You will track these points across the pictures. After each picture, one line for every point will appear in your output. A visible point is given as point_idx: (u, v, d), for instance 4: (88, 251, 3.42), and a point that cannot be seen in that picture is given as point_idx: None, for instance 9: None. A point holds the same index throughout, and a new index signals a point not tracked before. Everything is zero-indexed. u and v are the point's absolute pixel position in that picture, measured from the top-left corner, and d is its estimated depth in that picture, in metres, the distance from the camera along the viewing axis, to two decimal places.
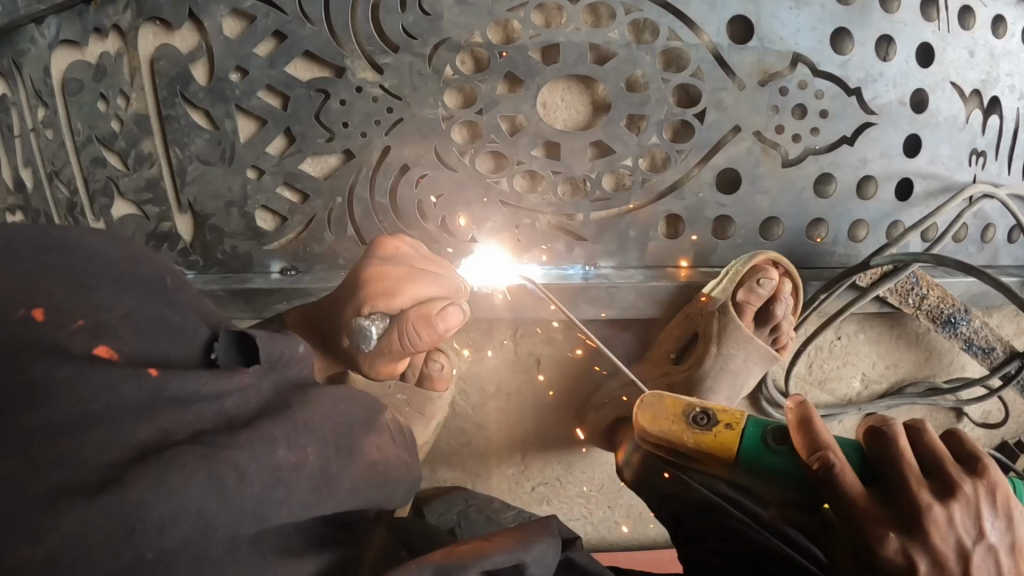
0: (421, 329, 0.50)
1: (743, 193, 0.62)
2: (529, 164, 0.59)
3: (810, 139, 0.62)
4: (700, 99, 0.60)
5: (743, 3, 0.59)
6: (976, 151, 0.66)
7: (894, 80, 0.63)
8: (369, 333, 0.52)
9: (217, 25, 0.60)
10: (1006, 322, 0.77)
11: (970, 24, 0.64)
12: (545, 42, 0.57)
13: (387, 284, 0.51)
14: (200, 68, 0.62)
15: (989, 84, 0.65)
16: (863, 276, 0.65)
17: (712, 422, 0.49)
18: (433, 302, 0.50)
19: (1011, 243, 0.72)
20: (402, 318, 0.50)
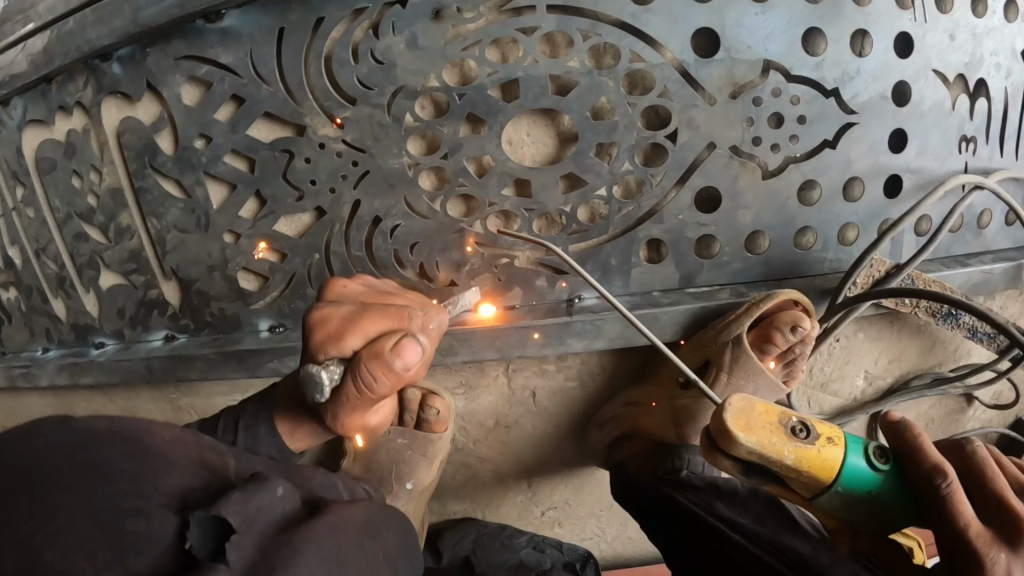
0: (376, 370, 0.44)
1: (724, 209, 0.61)
2: (502, 205, 0.58)
3: (788, 147, 0.60)
4: (670, 120, 0.58)
5: (706, 14, 0.57)
6: (964, 137, 0.64)
7: (872, 76, 0.61)
8: (322, 384, 0.46)
9: (177, 95, 0.59)
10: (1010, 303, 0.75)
11: (948, 7, 0.61)
12: (504, 78, 0.55)
13: (332, 327, 0.47)
14: (166, 137, 0.62)
15: (974, 67, 0.62)
16: (852, 285, 0.63)
17: (812, 435, 0.46)
18: (383, 340, 0.45)
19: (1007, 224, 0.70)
20: (355, 361, 0.45)
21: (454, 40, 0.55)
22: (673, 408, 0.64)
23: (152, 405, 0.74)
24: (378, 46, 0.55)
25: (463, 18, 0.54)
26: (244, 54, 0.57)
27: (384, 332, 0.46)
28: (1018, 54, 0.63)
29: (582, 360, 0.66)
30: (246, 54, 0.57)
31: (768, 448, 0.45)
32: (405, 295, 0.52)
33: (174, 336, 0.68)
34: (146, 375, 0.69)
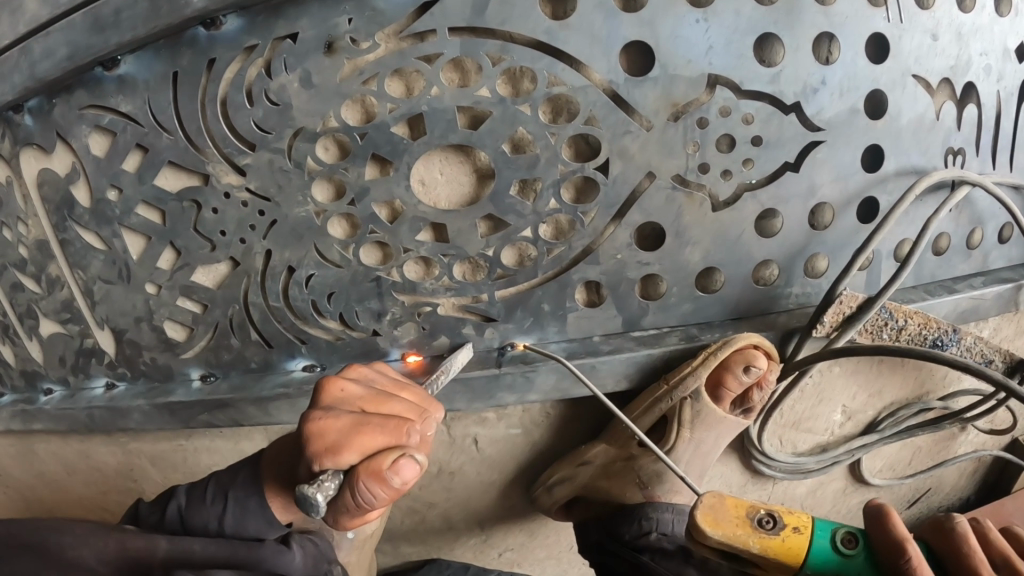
0: (375, 487, 0.42)
1: (669, 247, 0.54)
2: (417, 251, 0.54)
3: (741, 173, 0.53)
4: (600, 150, 0.52)
5: (636, 26, 0.49)
6: (952, 149, 0.59)
7: (837, 87, 0.53)
8: (315, 505, 0.41)
9: (84, 145, 0.57)
10: (1005, 324, 0.73)
11: (928, 3, 0.55)
12: (408, 114, 0.51)
13: (329, 438, 0.45)
14: (81, 188, 0.59)
15: (960, 70, 0.57)
16: (821, 325, 0.56)
17: (779, 525, 0.45)
18: (383, 455, 0.43)
19: (999, 243, 0.66)
20: (352, 476, 0.42)
21: (351, 75, 0.51)
22: (631, 467, 0.59)
23: (105, 449, 0.73)
24: (271, 86, 0.51)
25: (359, 50, 0.50)
26: (142, 102, 0.54)
27: (385, 445, 0.44)
28: (1010, 54, 0.59)
29: (524, 408, 0.61)
30: (144, 102, 0.54)
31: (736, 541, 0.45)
32: (407, 394, 0.50)
33: (114, 384, 0.67)
34: (90, 424, 0.68)
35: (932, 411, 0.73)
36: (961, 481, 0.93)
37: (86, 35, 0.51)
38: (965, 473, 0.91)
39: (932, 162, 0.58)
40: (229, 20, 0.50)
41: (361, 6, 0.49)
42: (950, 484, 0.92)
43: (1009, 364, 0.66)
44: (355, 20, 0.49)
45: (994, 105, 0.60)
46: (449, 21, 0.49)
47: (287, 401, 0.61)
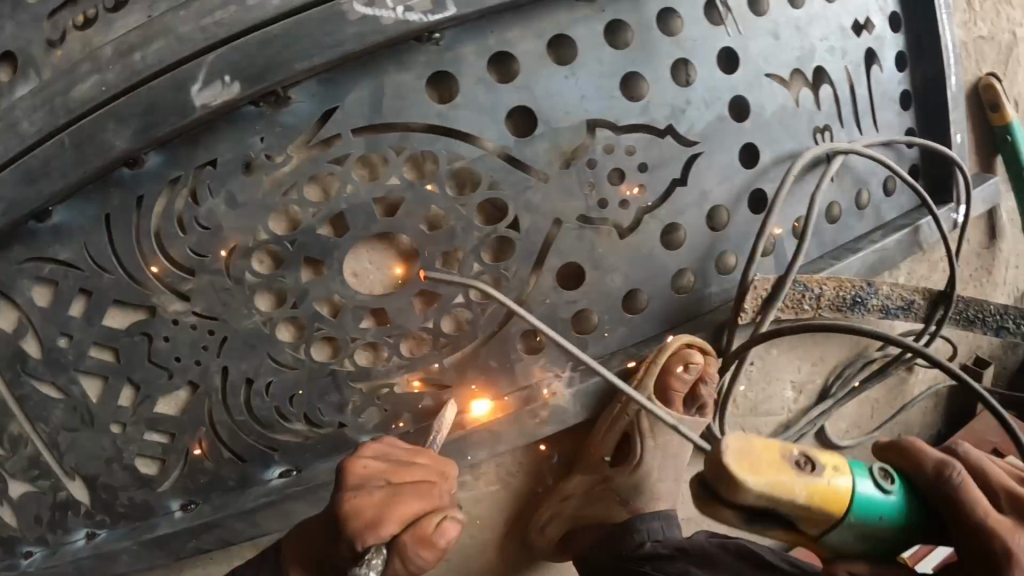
0: (422, 552, 0.48)
1: (591, 280, 0.57)
2: (364, 338, 0.58)
3: (638, 199, 0.57)
4: (508, 210, 0.54)
5: (516, 92, 0.53)
6: (818, 128, 0.66)
7: (702, 102, 0.58)
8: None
9: (29, 298, 0.57)
10: (916, 266, 0.82)
11: (763, 9, 0.61)
12: (329, 214, 0.55)
13: (371, 515, 0.47)
14: (31, 341, 0.59)
15: (807, 59, 0.64)
16: (744, 311, 0.61)
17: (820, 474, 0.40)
18: (424, 522, 0.48)
19: (887, 197, 0.74)
20: (399, 546, 0.47)
21: (273, 188, 0.54)
22: (608, 488, 0.63)
23: None
24: (200, 212, 0.55)
25: (275, 164, 0.54)
26: (80, 247, 0.56)
27: (420, 511, 0.49)
28: (846, 32, 0.67)
29: (499, 458, 0.65)
30: (83, 247, 0.56)
31: (780, 487, 0.39)
32: (426, 457, 0.52)
33: (95, 533, 0.65)
34: None
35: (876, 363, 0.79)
36: (926, 419, 1.00)
37: (19, 190, 0.52)
38: (921, 410, 0.99)
39: (802, 144, 0.65)
40: (150, 157, 0.53)
41: (269, 124, 0.53)
42: (916, 425, 0.99)
43: (931, 298, 0.74)
44: (266, 137, 0.53)
45: (845, 82, 0.67)
46: (350, 122, 0.53)
47: (273, 508, 0.63)
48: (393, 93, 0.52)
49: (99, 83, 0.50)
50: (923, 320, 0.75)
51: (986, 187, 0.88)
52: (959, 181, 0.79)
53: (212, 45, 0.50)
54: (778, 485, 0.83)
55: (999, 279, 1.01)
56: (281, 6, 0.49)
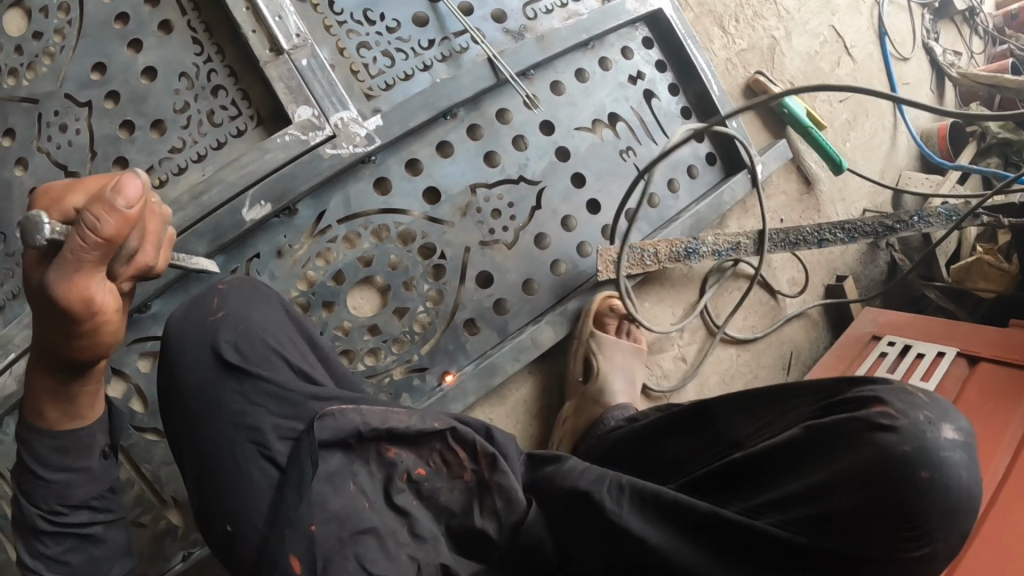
0: (100, 218, 0.45)
1: (496, 280, 0.91)
2: (366, 346, 0.89)
3: (513, 224, 0.92)
4: (435, 248, 0.89)
5: (426, 180, 0.88)
6: (622, 150, 1.02)
7: (537, 156, 0.95)
8: (41, 225, 0.47)
9: (135, 367, 0.91)
10: (742, 220, 1.15)
11: (561, 89, 0.98)
12: (332, 272, 0.87)
13: (54, 197, 0.51)
14: (136, 402, 0.93)
15: (603, 112, 1.01)
16: (600, 271, 0.94)
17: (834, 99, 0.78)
18: (103, 190, 0.46)
19: (694, 179, 1.08)
20: (70, 244, 0.46)
21: (293, 265, 0.86)
22: (585, 393, 0.95)
23: None
24: None
25: (295, 249, 0.86)
26: None
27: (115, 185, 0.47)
28: (625, 85, 1.03)
29: (478, 416, 0.96)
30: None
31: None
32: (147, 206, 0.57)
33: None
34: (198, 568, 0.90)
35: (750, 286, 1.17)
36: (813, 334, 1.26)
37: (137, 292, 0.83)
38: (803, 327, 1.26)
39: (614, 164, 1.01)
40: (217, 259, 0.84)
41: (289, 227, 0.86)
42: (805, 341, 1.26)
43: (751, 239, 1.05)
44: (288, 234, 0.86)
45: (632, 116, 1.04)
46: (335, 215, 0.86)
47: None
48: (356, 197, 0.86)
49: (182, 216, 0.80)
50: (755, 252, 1.06)
51: (773, 150, 1.15)
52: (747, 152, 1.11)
53: (252, 185, 0.81)
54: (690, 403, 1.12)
55: (830, 213, 1.27)
56: (288, 157, 0.82)
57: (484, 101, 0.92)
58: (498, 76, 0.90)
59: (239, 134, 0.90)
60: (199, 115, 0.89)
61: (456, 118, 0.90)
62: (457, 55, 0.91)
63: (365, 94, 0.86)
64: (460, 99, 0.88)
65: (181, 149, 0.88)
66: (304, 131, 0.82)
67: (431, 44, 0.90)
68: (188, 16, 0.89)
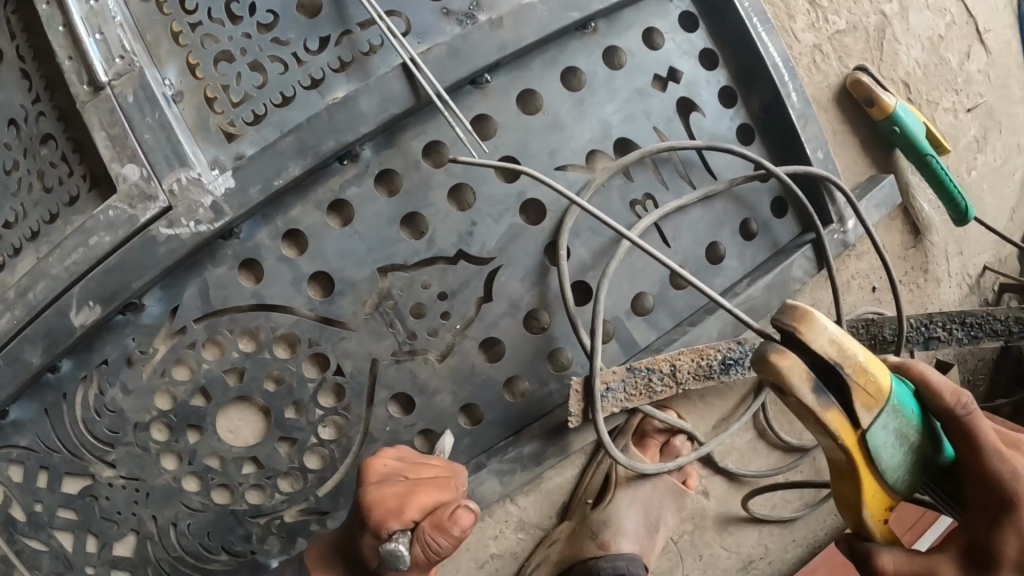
0: (439, 538, 0.50)
1: (421, 405, 0.63)
2: (248, 481, 0.68)
3: (445, 325, 0.63)
4: (329, 361, 0.63)
5: (313, 262, 0.63)
6: (634, 200, 0.69)
7: (490, 218, 0.63)
8: (399, 553, 0.50)
9: (5, 477, 0.70)
10: (818, 290, 0.81)
11: (538, 105, 0.66)
12: (195, 387, 0.66)
13: (389, 504, 0.52)
14: (16, 508, 0.70)
15: (603, 140, 0.68)
16: (571, 416, 0.61)
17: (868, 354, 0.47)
18: (441, 509, 0.51)
19: (747, 241, 0.73)
20: (417, 534, 0.51)
21: (152, 374, 0.67)
22: (578, 523, 0.70)
23: None
24: (106, 400, 0.68)
25: (149, 355, 0.67)
26: (35, 436, 0.69)
27: (438, 503, 0.52)
28: (643, 93, 0.69)
29: None
30: (35, 436, 0.69)
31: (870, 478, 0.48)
32: (437, 459, 0.59)
33: None
34: None
35: None
36: None
37: None
38: None
39: (624, 224, 0.68)
40: (65, 363, 0.68)
41: (137, 328, 0.67)
42: None
43: None
44: (137, 338, 0.67)
45: (656, 141, 0.70)
46: (191, 314, 0.65)
47: None
48: (216, 286, 0.64)
49: (10, 319, 0.64)
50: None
51: (879, 191, 0.82)
52: (835, 196, 0.76)
53: (76, 280, 0.63)
54: (714, 548, 0.79)
55: (939, 274, 0.93)
56: (114, 241, 0.62)
57: (404, 133, 0.64)
58: (419, 96, 0.61)
59: (71, 203, 0.69)
60: (28, 177, 0.69)
61: (357, 162, 0.63)
62: (363, 57, 0.64)
63: (224, 133, 0.64)
64: (355, 138, 0.60)
65: (15, 223, 0.70)
66: (130, 204, 0.62)
67: (324, 45, 0.64)
68: (18, 41, 0.69)
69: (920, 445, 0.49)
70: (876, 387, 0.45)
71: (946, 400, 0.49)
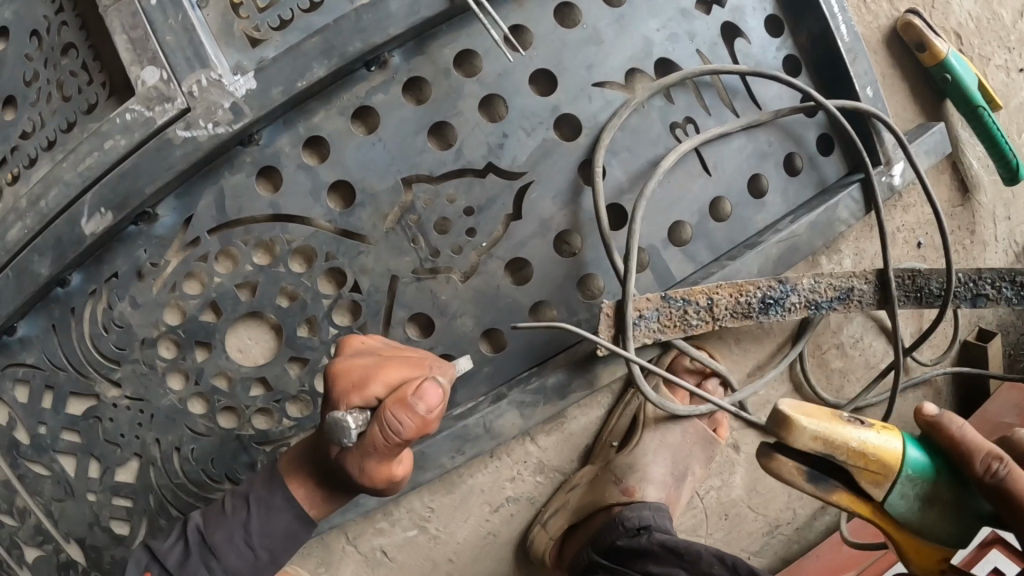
0: (401, 415, 0.43)
1: (440, 327, 0.60)
2: (255, 404, 0.64)
3: (471, 242, 0.59)
4: (346, 276, 0.60)
5: (331, 171, 0.60)
6: (675, 124, 0.64)
7: (522, 131, 0.60)
8: (347, 430, 0.44)
9: (12, 396, 0.67)
10: (865, 240, 0.76)
11: (577, 18, 0.62)
12: (205, 302, 0.63)
13: (352, 375, 0.46)
14: (20, 429, 0.68)
15: (643, 60, 0.64)
16: (601, 344, 0.57)
17: (869, 426, 0.52)
18: (405, 384, 0.44)
19: (793, 178, 0.69)
20: (377, 410, 0.44)
21: (162, 288, 0.64)
22: (602, 466, 0.66)
23: None
24: (115, 314, 0.65)
25: (160, 269, 0.64)
26: (41, 354, 0.66)
27: (405, 380, 0.45)
28: (689, 14, 0.65)
29: (416, 503, 0.66)
30: (42, 354, 0.66)
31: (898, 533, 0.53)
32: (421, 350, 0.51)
33: None
34: None
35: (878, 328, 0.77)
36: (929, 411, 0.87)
37: None
38: (919, 401, 0.85)
39: (664, 148, 0.64)
40: (74, 277, 0.64)
41: (149, 239, 0.63)
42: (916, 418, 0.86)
43: (872, 283, 0.66)
44: (149, 249, 0.64)
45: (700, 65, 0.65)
46: (204, 225, 0.62)
47: None
48: (232, 195, 0.61)
49: (21, 229, 0.61)
50: (877, 303, 0.67)
51: (926, 140, 0.76)
52: (886, 137, 0.72)
53: (88, 187, 0.60)
54: (740, 507, 0.74)
55: (986, 237, 0.87)
56: (128, 145, 0.58)
57: (435, 41, 0.60)
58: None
59: (90, 111, 0.66)
60: (48, 87, 0.66)
61: (385, 69, 0.60)
62: None
63: (248, 38, 0.60)
64: (384, 40, 0.57)
65: (32, 133, 0.67)
66: (148, 105, 0.58)
67: None
68: None
69: (958, 500, 0.51)
70: (876, 461, 0.50)
71: (971, 459, 0.50)
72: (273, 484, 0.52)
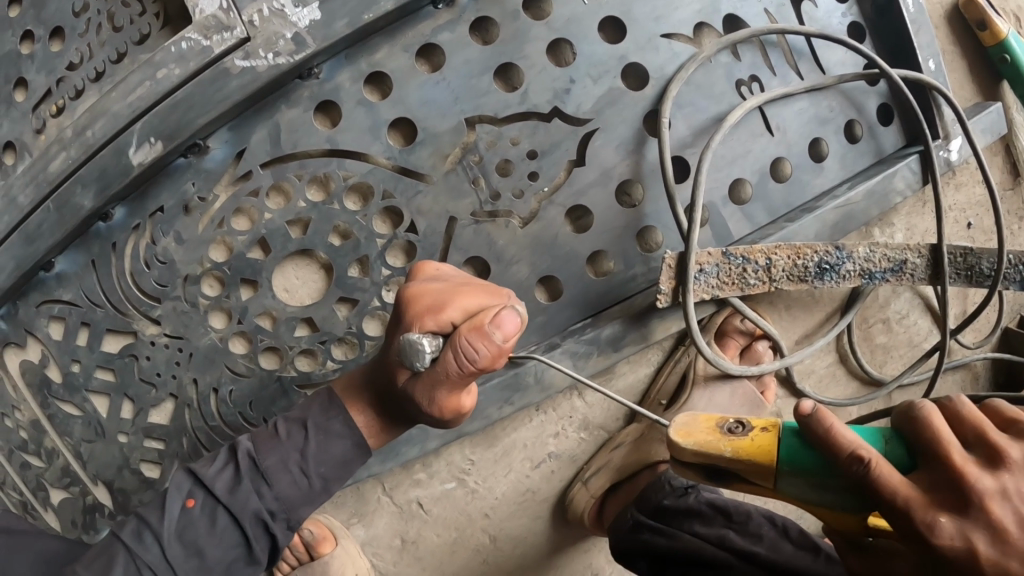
0: (477, 341, 0.42)
1: (495, 273, 0.59)
2: (299, 345, 0.63)
3: (532, 186, 0.59)
4: (403, 215, 0.60)
5: (391, 108, 0.58)
6: (740, 81, 0.63)
7: (589, 78, 0.59)
8: (421, 352, 0.43)
9: (47, 334, 0.65)
10: (916, 215, 0.75)
11: None
12: (253, 239, 0.62)
13: (426, 300, 0.44)
14: (53, 368, 0.66)
15: (711, 15, 0.62)
16: (659, 295, 0.56)
17: (749, 427, 0.43)
18: (483, 311, 0.43)
19: (852, 144, 0.68)
20: (453, 335, 0.43)
21: (208, 224, 0.62)
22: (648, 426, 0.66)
23: None
24: (158, 250, 0.63)
25: (207, 204, 0.62)
26: (78, 290, 0.64)
27: (481, 307, 0.44)
28: None
29: (456, 455, 0.65)
30: (79, 290, 0.64)
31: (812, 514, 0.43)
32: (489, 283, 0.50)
33: None
34: None
35: (925, 307, 0.76)
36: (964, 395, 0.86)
37: (23, 250, 0.61)
38: (956, 384, 0.85)
39: (727, 105, 0.63)
40: (117, 211, 0.62)
41: (197, 172, 0.61)
42: None
43: (927, 258, 0.63)
44: (197, 182, 0.61)
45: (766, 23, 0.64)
46: (258, 158, 0.60)
47: None
48: (288, 129, 0.60)
49: (66, 159, 0.59)
50: (929, 279, 0.64)
51: (984, 117, 0.75)
52: (944, 111, 0.71)
53: (139, 116, 0.58)
54: None
55: None
56: (183, 74, 0.57)
57: None
58: None
59: (141, 41, 0.63)
60: (97, 17, 0.63)
61: (453, 8, 0.58)
62: None
63: None
64: None
65: (79, 64, 0.63)
66: (206, 34, 0.56)
67: None
68: None
69: (852, 493, 0.39)
70: (753, 459, 0.42)
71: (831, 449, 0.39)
72: (331, 410, 0.51)
